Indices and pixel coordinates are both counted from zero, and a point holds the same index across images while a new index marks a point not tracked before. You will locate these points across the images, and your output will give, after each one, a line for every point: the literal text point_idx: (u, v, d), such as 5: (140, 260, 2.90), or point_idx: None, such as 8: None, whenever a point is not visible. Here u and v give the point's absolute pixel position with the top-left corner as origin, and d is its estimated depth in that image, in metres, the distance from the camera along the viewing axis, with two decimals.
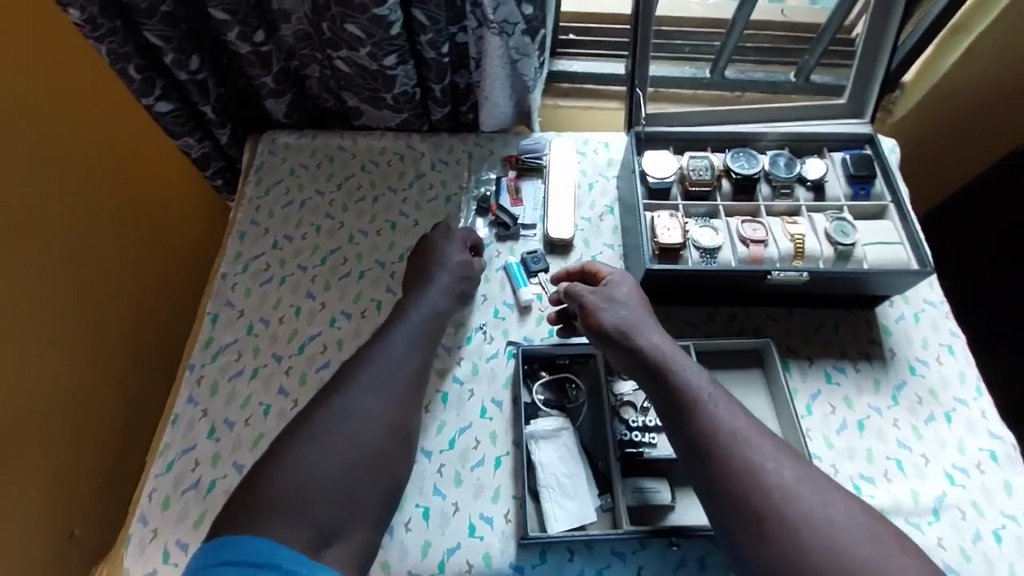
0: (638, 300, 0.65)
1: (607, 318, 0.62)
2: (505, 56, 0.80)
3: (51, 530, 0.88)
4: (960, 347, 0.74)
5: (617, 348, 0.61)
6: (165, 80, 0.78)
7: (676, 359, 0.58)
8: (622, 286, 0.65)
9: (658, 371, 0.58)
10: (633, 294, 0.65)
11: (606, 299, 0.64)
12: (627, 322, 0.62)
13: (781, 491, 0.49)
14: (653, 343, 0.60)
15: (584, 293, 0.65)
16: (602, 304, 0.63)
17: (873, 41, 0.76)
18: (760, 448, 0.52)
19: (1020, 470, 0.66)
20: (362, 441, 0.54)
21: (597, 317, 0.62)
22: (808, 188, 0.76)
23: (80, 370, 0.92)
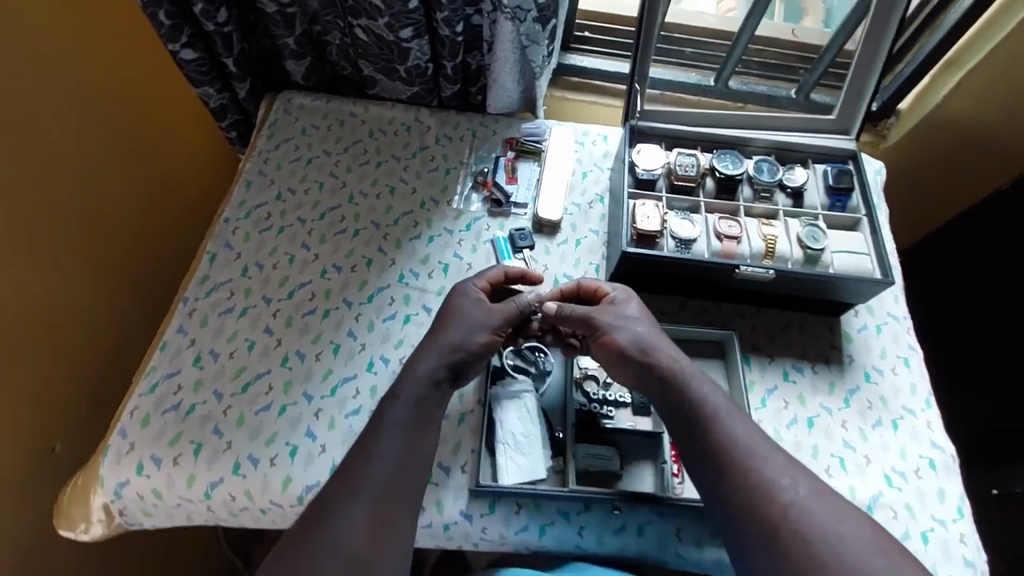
0: (644, 314, 0.68)
1: (623, 340, 0.65)
2: (516, 42, 0.84)
3: (32, 446, 0.81)
4: (916, 361, 0.78)
5: (634, 368, 0.65)
6: (193, 29, 0.83)
7: (692, 376, 0.63)
8: (627, 304, 0.68)
9: (673, 391, 0.63)
10: (638, 309, 0.69)
11: (616, 321, 0.67)
12: (640, 342, 0.65)
13: (797, 507, 0.54)
14: (671, 360, 0.64)
15: (594, 316, 0.68)
16: (616, 324, 0.67)
17: (864, 64, 0.80)
18: (775, 466, 0.57)
19: (954, 479, 0.71)
20: (382, 487, 0.58)
21: (613, 338, 0.66)
22: (787, 195, 0.80)
23: (83, 289, 0.89)
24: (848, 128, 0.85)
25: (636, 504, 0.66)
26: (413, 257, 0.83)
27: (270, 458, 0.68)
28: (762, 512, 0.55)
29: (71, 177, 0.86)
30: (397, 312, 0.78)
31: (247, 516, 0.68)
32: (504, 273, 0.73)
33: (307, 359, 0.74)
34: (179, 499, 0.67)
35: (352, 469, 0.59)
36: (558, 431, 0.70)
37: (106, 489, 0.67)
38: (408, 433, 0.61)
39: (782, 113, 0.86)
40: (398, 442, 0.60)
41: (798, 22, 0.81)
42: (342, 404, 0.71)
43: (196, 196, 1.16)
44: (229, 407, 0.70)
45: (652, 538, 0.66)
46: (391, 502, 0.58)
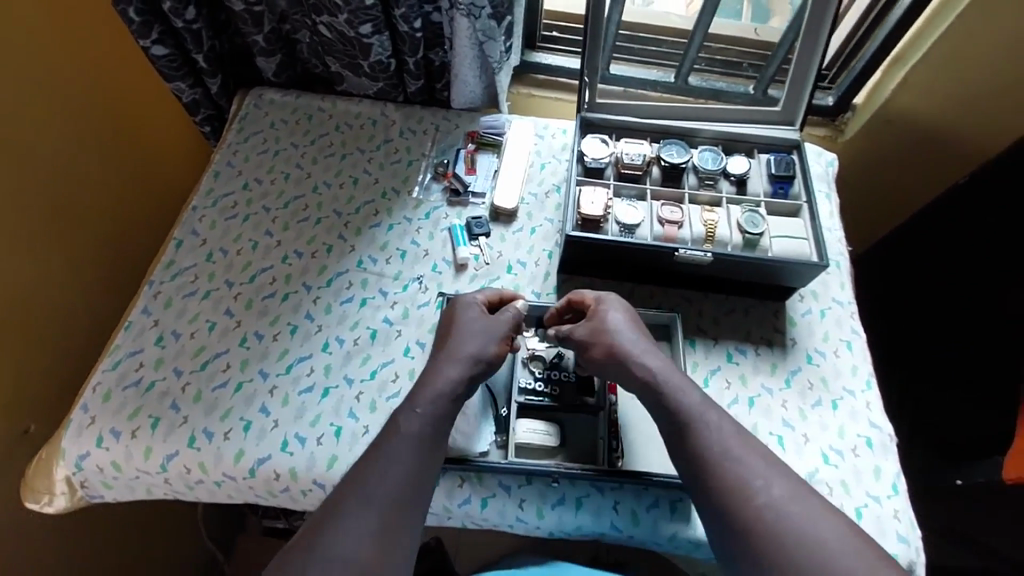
0: (629, 319, 0.67)
1: (602, 351, 0.64)
2: (473, 38, 0.87)
3: (3, 425, 0.82)
4: (858, 344, 0.80)
5: (619, 377, 0.64)
6: (162, 26, 0.87)
7: (671, 386, 0.61)
8: (609, 311, 0.67)
9: (659, 400, 0.61)
10: (622, 316, 0.67)
11: (597, 333, 0.65)
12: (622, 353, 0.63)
13: (780, 512, 0.52)
14: (649, 371, 0.62)
15: (575, 329, 0.67)
16: (592, 338, 0.66)
17: (804, 59, 0.84)
18: (761, 464, 0.55)
19: (891, 458, 0.72)
20: (391, 498, 0.55)
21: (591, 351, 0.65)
22: (731, 182, 0.83)
23: (56, 274, 0.92)
24: (793, 120, 0.90)
25: (573, 477, 0.68)
26: (372, 244, 0.86)
27: (224, 432, 0.70)
28: (735, 505, 0.53)
29: (45, 166, 0.89)
30: (354, 295, 0.81)
31: (203, 488, 0.71)
32: (501, 294, 0.73)
33: (265, 339, 0.77)
34: (137, 471, 0.70)
35: (362, 477, 0.56)
36: (503, 409, 0.72)
37: (67, 461, 0.70)
38: (421, 444, 0.58)
39: (730, 105, 0.92)
40: (411, 453, 0.57)
41: (763, 22, 0.87)
42: (296, 381, 0.74)
43: (173, 191, 1.19)
44: (188, 384, 0.73)
45: (590, 512, 0.68)
46: (399, 516, 0.54)
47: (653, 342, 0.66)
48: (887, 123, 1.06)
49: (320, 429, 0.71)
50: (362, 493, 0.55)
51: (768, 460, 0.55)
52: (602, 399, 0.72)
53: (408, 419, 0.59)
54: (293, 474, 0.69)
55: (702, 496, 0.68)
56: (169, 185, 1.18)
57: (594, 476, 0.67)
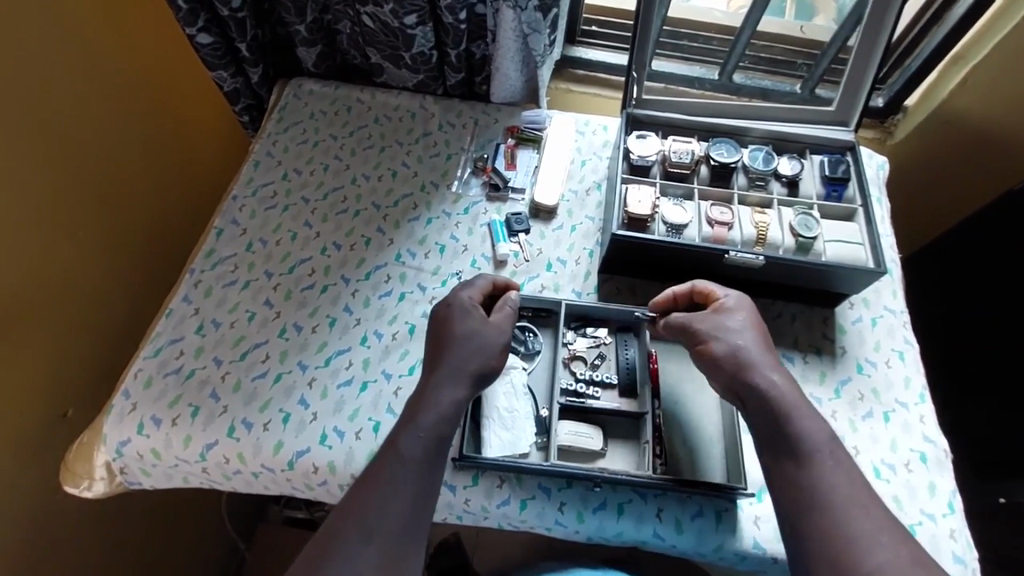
0: (754, 323, 0.64)
1: (721, 349, 0.62)
2: (518, 30, 0.86)
3: (43, 408, 0.84)
4: (911, 355, 0.77)
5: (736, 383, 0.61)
6: (208, 14, 0.86)
7: (798, 405, 0.58)
8: (736, 312, 0.65)
9: (774, 412, 0.58)
10: (750, 319, 0.65)
11: (718, 329, 0.63)
12: (748, 353, 0.61)
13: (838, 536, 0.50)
14: (773, 383, 0.59)
15: (699, 324, 0.65)
16: (717, 337, 0.63)
17: (864, 52, 0.80)
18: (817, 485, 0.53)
19: (946, 474, 0.69)
20: (390, 522, 0.54)
21: (711, 347, 0.63)
22: (782, 183, 0.81)
23: (98, 260, 0.92)
24: (847, 121, 0.87)
25: (616, 483, 0.66)
26: (410, 238, 0.85)
27: (264, 423, 0.70)
28: None
29: (88, 152, 0.89)
30: (393, 289, 0.80)
31: (240, 478, 0.70)
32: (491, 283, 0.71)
33: (304, 331, 0.77)
34: (176, 459, 0.70)
35: (357, 501, 0.55)
36: (545, 410, 0.71)
37: (107, 446, 0.70)
38: (424, 466, 0.57)
39: (780, 105, 0.89)
40: (412, 479, 0.56)
41: (808, 20, 0.85)
42: (335, 374, 0.74)
43: (210, 176, 1.19)
44: (227, 373, 0.73)
45: (632, 518, 0.66)
46: (401, 541, 0.54)
47: (774, 355, 0.63)
48: (941, 126, 1.02)
49: (358, 424, 0.70)
50: (359, 518, 0.54)
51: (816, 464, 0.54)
52: (646, 403, 0.71)
53: (409, 442, 0.58)
54: (331, 468, 0.68)
55: (748, 507, 0.66)
56: (206, 171, 1.18)
57: (637, 482, 0.65)
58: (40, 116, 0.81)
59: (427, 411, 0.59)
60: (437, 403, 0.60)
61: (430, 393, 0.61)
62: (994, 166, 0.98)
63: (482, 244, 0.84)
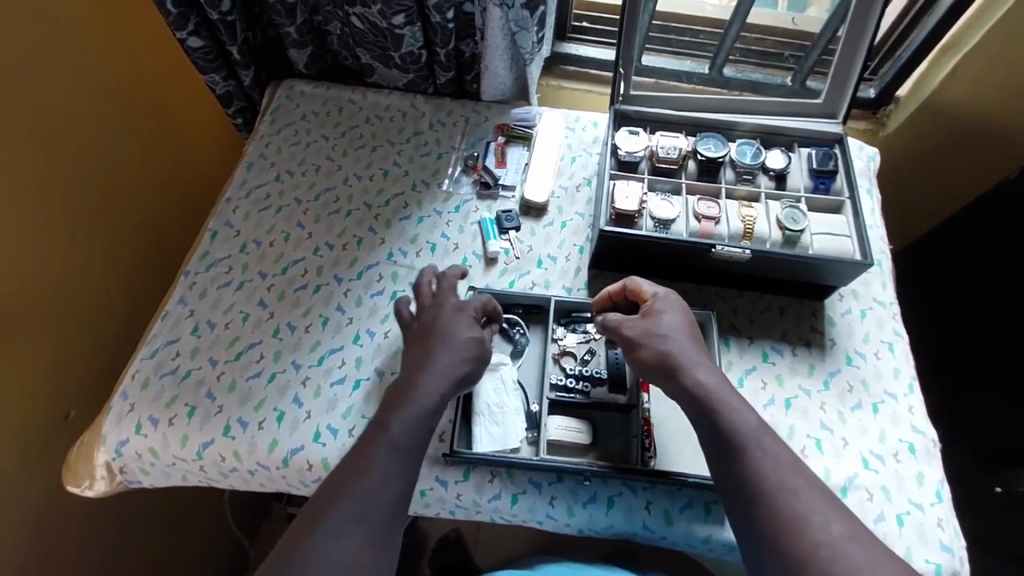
0: (684, 322, 0.65)
1: (651, 353, 0.63)
2: (505, 28, 0.86)
3: (45, 410, 0.85)
4: (900, 346, 0.77)
5: (667, 383, 0.62)
6: (198, 18, 0.87)
7: (726, 401, 0.59)
8: (667, 313, 0.65)
9: (702, 407, 0.59)
10: (680, 321, 0.65)
11: (650, 331, 0.64)
12: (677, 354, 0.62)
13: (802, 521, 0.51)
14: (700, 381, 0.60)
15: (626, 326, 0.66)
16: (645, 339, 0.64)
17: (851, 44, 0.82)
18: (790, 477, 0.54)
19: (934, 464, 0.70)
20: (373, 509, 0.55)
21: (641, 350, 0.64)
22: (770, 177, 0.81)
23: (96, 264, 0.94)
24: (836, 112, 0.88)
25: (606, 477, 0.67)
26: (401, 237, 0.86)
27: (259, 422, 0.71)
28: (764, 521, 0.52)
29: (84, 156, 0.90)
30: (385, 288, 0.81)
31: (237, 476, 0.72)
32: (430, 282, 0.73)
33: (298, 331, 0.78)
34: (174, 458, 0.71)
35: (342, 488, 0.56)
36: (535, 405, 0.71)
37: (107, 446, 0.71)
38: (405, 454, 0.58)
39: (768, 98, 0.89)
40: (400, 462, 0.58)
41: (801, 10, 0.84)
42: (329, 373, 0.75)
43: (206, 180, 1.20)
44: (223, 373, 0.74)
45: (621, 511, 0.67)
46: (381, 529, 0.55)
47: (705, 354, 0.64)
48: (934, 116, 1.02)
49: (352, 421, 0.72)
50: (343, 504, 0.55)
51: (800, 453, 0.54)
52: (635, 397, 0.71)
53: (392, 437, 0.58)
54: (325, 464, 0.69)
55: None
56: (203, 175, 1.19)
57: (626, 476, 0.66)
58: (37, 122, 0.82)
59: (413, 408, 0.60)
60: (420, 395, 0.60)
61: (417, 389, 0.61)
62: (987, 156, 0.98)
63: (473, 242, 0.85)
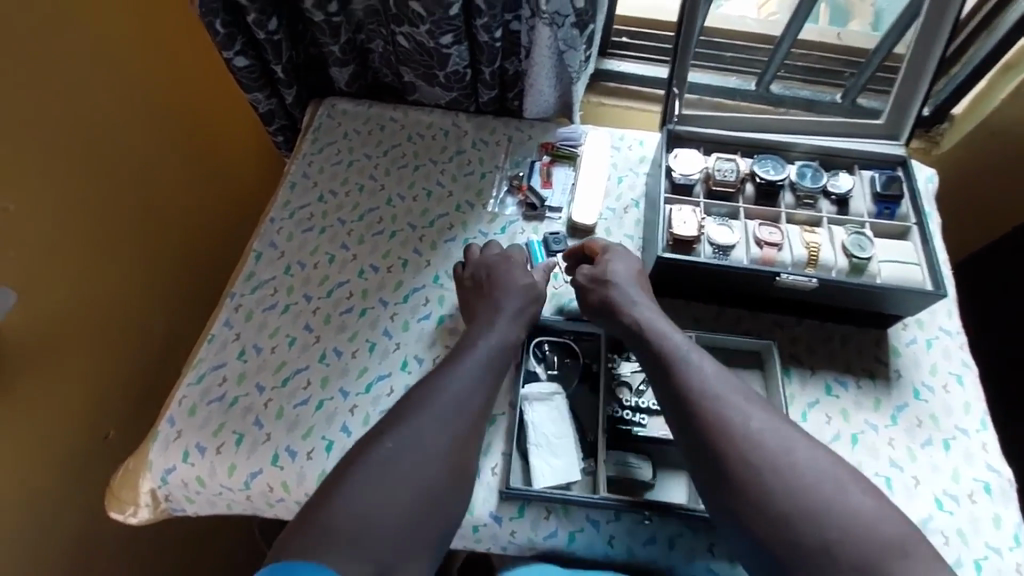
0: (630, 272, 0.72)
1: (598, 295, 0.71)
2: (554, 47, 0.85)
3: (86, 430, 0.85)
4: (970, 379, 0.74)
5: (609, 321, 0.69)
6: (244, 37, 0.87)
7: (651, 327, 0.65)
8: (615, 261, 0.73)
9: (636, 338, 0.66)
10: (627, 269, 0.72)
11: (601, 277, 0.72)
12: (619, 294, 0.69)
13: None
14: (635, 313, 0.67)
15: (579, 274, 0.74)
16: (592, 283, 0.72)
17: (921, 52, 0.78)
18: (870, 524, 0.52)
19: (1011, 506, 0.66)
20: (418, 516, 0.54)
21: (591, 294, 0.71)
22: (831, 201, 0.78)
23: (131, 280, 0.92)
24: (898, 134, 0.85)
25: (667, 515, 0.64)
26: (447, 259, 0.84)
27: (307, 452, 0.70)
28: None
29: (122, 174, 0.89)
30: (431, 312, 0.80)
31: (284, 507, 0.70)
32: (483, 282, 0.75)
33: (344, 356, 0.76)
34: (221, 487, 0.70)
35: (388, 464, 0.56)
36: (591, 436, 0.69)
37: (153, 474, 0.70)
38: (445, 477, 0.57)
39: (824, 117, 0.86)
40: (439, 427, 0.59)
41: (844, 26, 0.82)
42: (377, 402, 0.73)
43: (243, 194, 1.19)
44: (270, 400, 0.73)
45: (683, 552, 0.64)
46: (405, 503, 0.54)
47: (649, 296, 0.71)
48: (991, 135, 0.98)
49: None
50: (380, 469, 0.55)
51: (881, 499, 0.52)
52: None
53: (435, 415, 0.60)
54: None
55: None
56: (240, 189, 1.19)
57: (689, 515, 0.64)
58: (82, 141, 0.82)
59: None
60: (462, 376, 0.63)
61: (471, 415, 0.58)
62: None
63: None
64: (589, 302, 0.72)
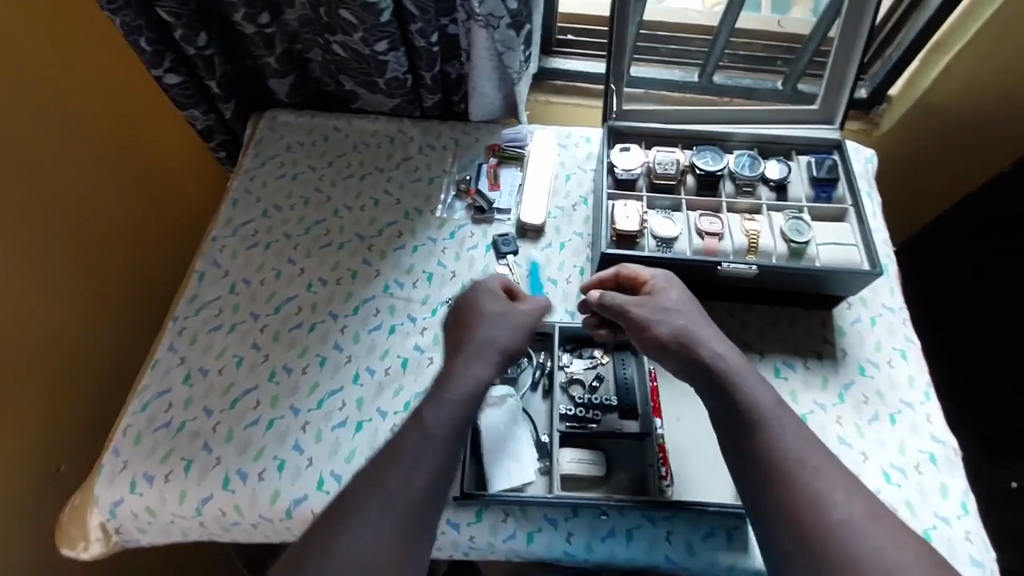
0: (689, 308, 0.63)
1: (666, 330, 0.61)
2: (492, 49, 0.84)
3: (34, 466, 0.82)
4: (913, 353, 0.76)
5: (683, 360, 0.60)
6: (174, 54, 0.85)
7: (742, 372, 0.58)
8: (672, 290, 0.64)
9: (724, 384, 0.58)
10: (683, 297, 0.64)
11: (657, 310, 0.62)
12: (690, 329, 0.61)
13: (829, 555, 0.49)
14: (717, 352, 0.59)
15: (631, 305, 0.64)
16: (654, 317, 0.62)
17: (845, 45, 0.79)
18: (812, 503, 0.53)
19: (956, 474, 0.68)
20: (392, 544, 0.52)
21: (653, 330, 0.62)
22: (770, 187, 0.79)
23: (73, 308, 0.89)
24: (833, 117, 0.85)
25: (624, 508, 0.64)
26: (396, 267, 0.83)
27: (258, 473, 0.68)
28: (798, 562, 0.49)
29: (57, 200, 0.87)
30: (382, 322, 0.79)
31: (239, 530, 0.69)
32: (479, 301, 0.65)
33: (294, 373, 0.75)
34: (172, 516, 0.68)
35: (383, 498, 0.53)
36: (546, 436, 0.69)
37: (100, 507, 0.68)
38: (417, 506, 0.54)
39: (763, 105, 0.88)
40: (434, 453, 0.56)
41: (785, 13, 0.84)
42: (329, 416, 0.72)
43: (191, 212, 1.17)
44: (219, 423, 0.71)
45: (642, 544, 0.65)
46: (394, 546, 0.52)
47: (717, 329, 0.63)
48: (927, 113, 1.01)
49: (356, 465, 0.69)
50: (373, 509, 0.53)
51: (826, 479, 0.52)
52: (648, 423, 0.69)
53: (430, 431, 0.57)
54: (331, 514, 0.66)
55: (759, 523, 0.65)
56: (188, 208, 1.16)
57: (645, 507, 0.64)
58: (10, 169, 0.79)
59: None
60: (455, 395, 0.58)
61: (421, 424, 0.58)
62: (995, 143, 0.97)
63: (473, 272, 0.83)
64: (643, 337, 0.63)
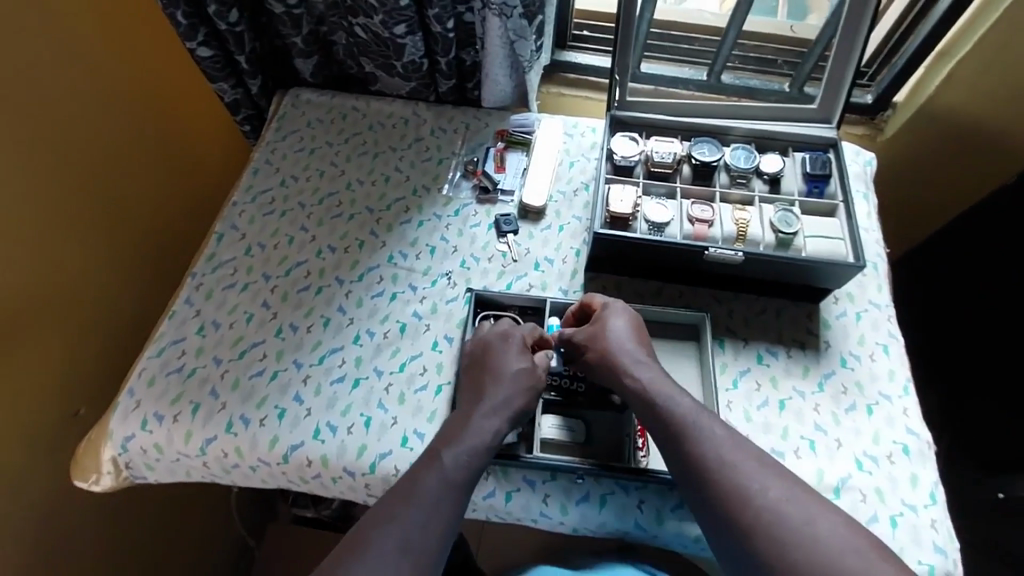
0: (629, 335, 0.68)
1: (595, 356, 0.68)
2: (504, 37, 0.88)
3: (55, 406, 0.87)
4: (896, 348, 0.78)
5: (612, 384, 0.66)
6: (207, 28, 0.90)
7: (659, 394, 0.62)
8: (611, 318, 0.69)
9: (643, 408, 0.63)
10: (624, 324, 0.69)
11: (592, 337, 0.69)
12: (616, 356, 0.66)
13: (783, 521, 0.52)
14: (637, 379, 0.64)
15: (573, 333, 0.71)
16: (587, 343, 0.69)
17: (845, 46, 0.81)
18: (773, 474, 0.55)
19: (928, 466, 0.70)
20: (410, 562, 0.54)
21: (587, 356, 0.68)
22: (764, 181, 0.82)
23: (100, 261, 0.95)
24: (830, 117, 0.88)
25: (599, 475, 0.68)
26: (402, 240, 0.88)
27: (260, 419, 0.73)
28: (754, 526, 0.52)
29: (92, 160, 0.93)
30: (384, 289, 0.83)
31: (239, 472, 0.73)
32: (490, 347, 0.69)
33: (299, 331, 0.80)
34: (178, 454, 0.73)
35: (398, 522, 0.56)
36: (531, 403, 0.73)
37: (113, 442, 0.73)
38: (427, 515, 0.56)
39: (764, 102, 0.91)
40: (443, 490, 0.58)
41: (800, 19, 0.86)
42: (329, 372, 0.76)
43: (213, 183, 1.23)
44: (227, 371, 0.76)
45: (614, 510, 0.68)
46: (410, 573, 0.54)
47: (651, 354, 0.67)
48: (931, 121, 1.02)
49: (351, 418, 0.73)
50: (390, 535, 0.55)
51: None
52: None
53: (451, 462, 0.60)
54: (324, 461, 0.71)
55: None
56: (211, 178, 1.22)
57: (620, 474, 0.67)
58: (50, 127, 0.85)
59: None
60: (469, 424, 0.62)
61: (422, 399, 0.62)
62: (997, 153, 0.98)
63: (474, 248, 0.86)
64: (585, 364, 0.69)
